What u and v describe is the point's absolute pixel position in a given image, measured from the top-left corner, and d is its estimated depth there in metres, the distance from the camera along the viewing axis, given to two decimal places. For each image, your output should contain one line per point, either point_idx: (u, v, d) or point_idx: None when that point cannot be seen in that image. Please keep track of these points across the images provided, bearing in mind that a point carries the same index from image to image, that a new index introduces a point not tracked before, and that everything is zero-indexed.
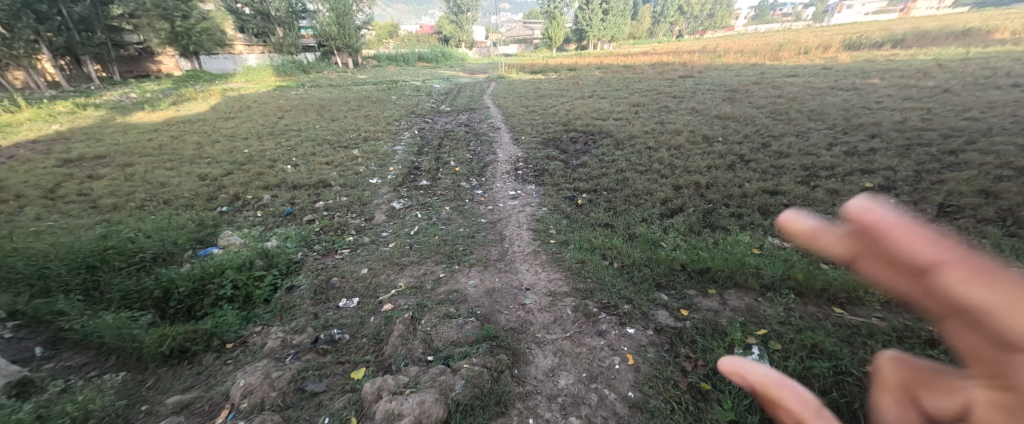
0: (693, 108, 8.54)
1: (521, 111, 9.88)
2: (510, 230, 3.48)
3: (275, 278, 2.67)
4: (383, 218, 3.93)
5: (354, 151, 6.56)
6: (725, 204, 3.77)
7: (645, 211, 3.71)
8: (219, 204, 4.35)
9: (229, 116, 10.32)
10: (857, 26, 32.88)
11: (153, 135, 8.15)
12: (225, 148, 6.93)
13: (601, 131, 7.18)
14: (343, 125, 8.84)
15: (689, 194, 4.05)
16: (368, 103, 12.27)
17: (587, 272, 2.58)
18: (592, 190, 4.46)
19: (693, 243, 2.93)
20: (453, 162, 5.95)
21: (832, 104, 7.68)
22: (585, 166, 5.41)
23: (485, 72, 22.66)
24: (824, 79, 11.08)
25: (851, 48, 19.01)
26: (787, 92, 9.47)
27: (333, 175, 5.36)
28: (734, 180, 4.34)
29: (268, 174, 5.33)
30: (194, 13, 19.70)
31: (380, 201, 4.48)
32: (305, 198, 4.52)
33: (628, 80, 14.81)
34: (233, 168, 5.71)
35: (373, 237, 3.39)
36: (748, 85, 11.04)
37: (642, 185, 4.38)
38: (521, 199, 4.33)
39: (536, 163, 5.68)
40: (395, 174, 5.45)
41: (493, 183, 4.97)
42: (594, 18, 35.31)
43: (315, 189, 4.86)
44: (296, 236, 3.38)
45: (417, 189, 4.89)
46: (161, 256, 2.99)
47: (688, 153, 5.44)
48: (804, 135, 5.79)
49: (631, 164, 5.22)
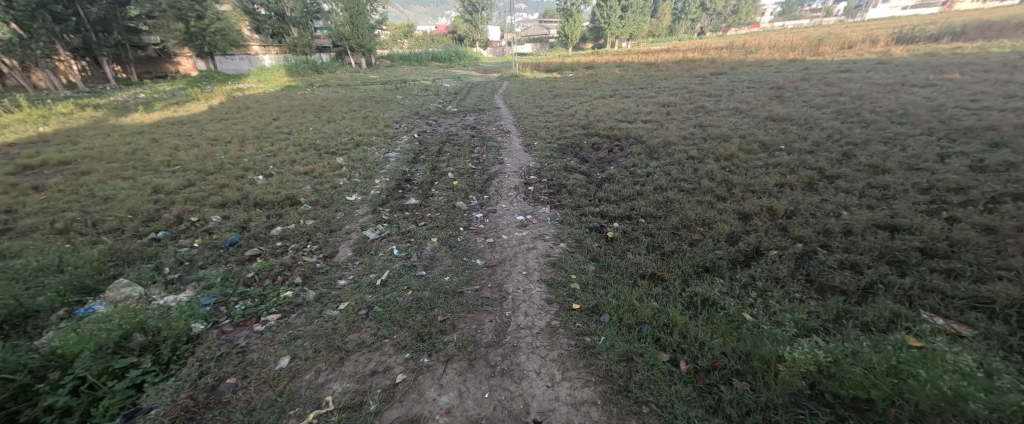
0: (735, 109, 7.31)
1: (534, 111, 8.90)
2: (515, 283, 2.45)
3: (147, 374, 1.68)
4: (349, 253, 2.97)
5: (341, 158, 5.72)
6: (823, 245, 2.64)
7: (706, 255, 2.61)
8: (155, 228, 3.49)
9: (223, 117, 9.66)
10: (900, 20, 30.34)
11: (134, 138, 7.51)
12: (201, 154, 6.18)
13: (628, 137, 6.07)
14: (338, 127, 8.06)
15: (764, 226, 2.92)
16: (372, 103, 11.53)
17: (640, 390, 1.51)
18: (623, 217, 3.40)
19: (799, 323, 1.85)
20: (451, 173, 4.98)
21: (912, 102, 6.34)
22: (612, 182, 4.34)
23: (499, 70, 21.75)
24: (884, 74, 9.62)
25: (903, 42, 17.10)
26: (845, 89, 8.10)
27: (307, 189, 4.47)
28: (822, 205, 3.19)
29: (231, 188, 4.52)
30: (208, 13, 19.53)
31: (352, 226, 3.54)
32: (260, 221, 3.63)
33: (653, 77, 13.55)
34: (198, 179, 4.91)
35: (325, 287, 2.44)
36: (794, 82, 9.70)
37: (693, 212, 3.27)
38: (532, 227, 3.31)
39: (551, 176, 4.66)
40: (380, 188, 4.52)
41: (497, 203, 3.97)
42: (612, 15, 33.76)
43: (278, 208, 3.97)
44: (221, 286, 2.45)
45: (403, 209, 3.93)
46: (12, 319, 2.03)
47: (746, 166, 4.28)
48: (895, 143, 4.53)
49: (670, 179, 4.14)
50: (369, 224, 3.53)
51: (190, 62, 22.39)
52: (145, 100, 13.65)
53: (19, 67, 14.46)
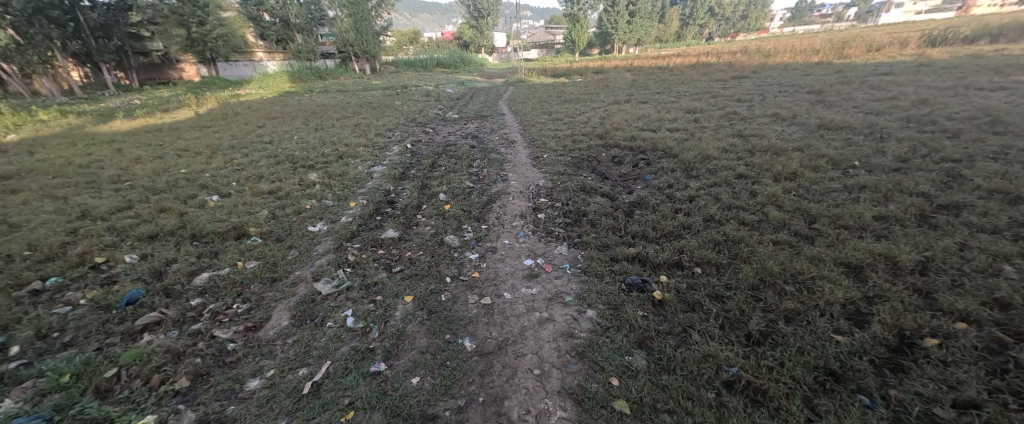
0: (774, 116, 6.36)
1: (542, 118, 8.08)
2: (522, 397, 1.50)
3: None
4: (282, 324, 2.06)
5: (317, 173, 4.90)
6: (1012, 331, 1.65)
7: (825, 346, 1.64)
8: (44, 272, 2.63)
9: (207, 124, 8.98)
10: (921, 23, 29.13)
11: (98, 148, 6.78)
12: (160, 167, 5.40)
13: (654, 149, 5.18)
14: (325, 136, 7.29)
15: (894, 291, 1.95)
16: (368, 109, 10.82)
17: None
18: (670, 266, 2.46)
19: None
20: (443, 193, 4.10)
21: (995, 108, 5.35)
22: (645, 208, 3.42)
23: (504, 76, 21.08)
24: (933, 77, 8.62)
25: (935, 45, 16.03)
26: (897, 93, 7.12)
27: (264, 214, 3.62)
28: (965, 253, 2.21)
29: (172, 213, 3.69)
30: (210, 19, 18.93)
31: (304, 271, 2.64)
32: (186, 264, 2.75)
33: (668, 82, 12.68)
34: (139, 199, 4.09)
35: (215, 402, 1.52)
36: (833, 86, 8.71)
37: (773, 260, 2.31)
38: (546, 280, 2.40)
39: (565, 198, 3.76)
40: (355, 214, 3.66)
41: (499, 238, 3.06)
42: (620, 21, 32.92)
43: (217, 243, 3.10)
44: (56, 396, 1.53)
45: (376, 245, 3.04)
46: None
47: (818, 190, 3.33)
48: (1010, 159, 3.55)
49: (721, 207, 3.20)
50: (327, 268, 2.63)
51: (193, 68, 22.18)
52: (135, 106, 13.09)
53: (20, 73, 13.92)
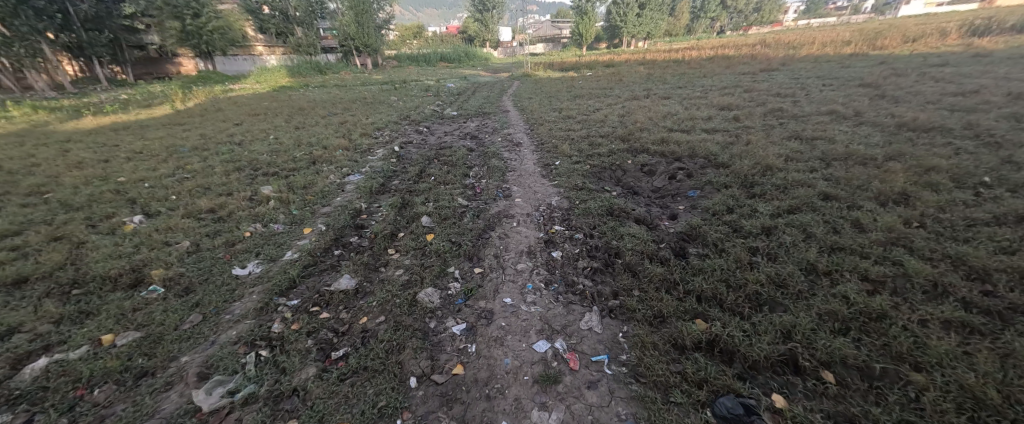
0: (832, 114, 5.28)
1: (552, 115, 7.13)
2: None
3: None
4: None
5: (275, 184, 3.96)
6: None
7: None
8: None
9: (180, 122, 8.10)
10: (953, 13, 27.26)
11: (42, 149, 5.90)
12: (97, 174, 4.51)
13: (693, 155, 4.18)
14: (304, 135, 6.38)
15: None
16: (360, 106, 9.91)
17: None
18: (779, 369, 1.49)
19: None
20: (426, 216, 3.15)
21: None
22: (703, 244, 2.43)
23: (510, 70, 20.02)
24: (1006, 68, 7.42)
25: (980, 34, 14.63)
26: (975, 86, 6.02)
27: (184, 247, 2.70)
28: None
29: (67, 243, 2.78)
30: (205, 10, 18.05)
31: (193, 358, 1.70)
32: (26, 338, 1.82)
33: (689, 75, 11.54)
34: (39, 221, 3.18)
35: None
36: (888, 78, 7.55)
37: (972, 372, 1.32)
38: (572, 393, 1.43)
39: (587, 226, 2.79)
40: (305, 247, 2.71)
41: (497, 293, 2.10)
42: (630, 14, 31.46)
43: (96, 297, 2.17)
44: None
45: (319, 304, 2.10)
46: None
47: (955, 222, 2.32)
48: None
49: (820, 249, 2.21)
50: (229, 354, 1.70)
51: (191, 62, 21.44)
52: (116, 101, 12.25)
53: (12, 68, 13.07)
